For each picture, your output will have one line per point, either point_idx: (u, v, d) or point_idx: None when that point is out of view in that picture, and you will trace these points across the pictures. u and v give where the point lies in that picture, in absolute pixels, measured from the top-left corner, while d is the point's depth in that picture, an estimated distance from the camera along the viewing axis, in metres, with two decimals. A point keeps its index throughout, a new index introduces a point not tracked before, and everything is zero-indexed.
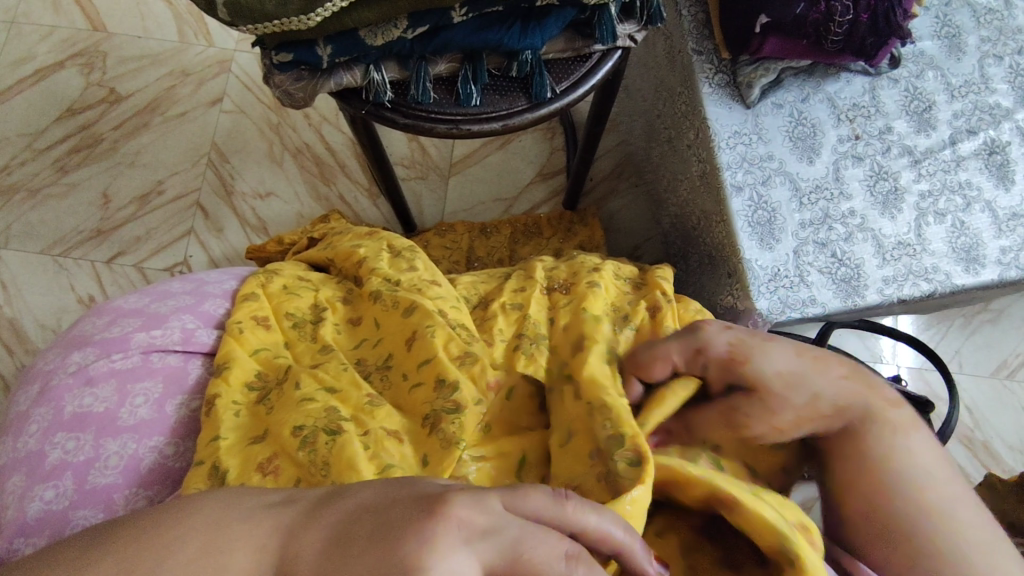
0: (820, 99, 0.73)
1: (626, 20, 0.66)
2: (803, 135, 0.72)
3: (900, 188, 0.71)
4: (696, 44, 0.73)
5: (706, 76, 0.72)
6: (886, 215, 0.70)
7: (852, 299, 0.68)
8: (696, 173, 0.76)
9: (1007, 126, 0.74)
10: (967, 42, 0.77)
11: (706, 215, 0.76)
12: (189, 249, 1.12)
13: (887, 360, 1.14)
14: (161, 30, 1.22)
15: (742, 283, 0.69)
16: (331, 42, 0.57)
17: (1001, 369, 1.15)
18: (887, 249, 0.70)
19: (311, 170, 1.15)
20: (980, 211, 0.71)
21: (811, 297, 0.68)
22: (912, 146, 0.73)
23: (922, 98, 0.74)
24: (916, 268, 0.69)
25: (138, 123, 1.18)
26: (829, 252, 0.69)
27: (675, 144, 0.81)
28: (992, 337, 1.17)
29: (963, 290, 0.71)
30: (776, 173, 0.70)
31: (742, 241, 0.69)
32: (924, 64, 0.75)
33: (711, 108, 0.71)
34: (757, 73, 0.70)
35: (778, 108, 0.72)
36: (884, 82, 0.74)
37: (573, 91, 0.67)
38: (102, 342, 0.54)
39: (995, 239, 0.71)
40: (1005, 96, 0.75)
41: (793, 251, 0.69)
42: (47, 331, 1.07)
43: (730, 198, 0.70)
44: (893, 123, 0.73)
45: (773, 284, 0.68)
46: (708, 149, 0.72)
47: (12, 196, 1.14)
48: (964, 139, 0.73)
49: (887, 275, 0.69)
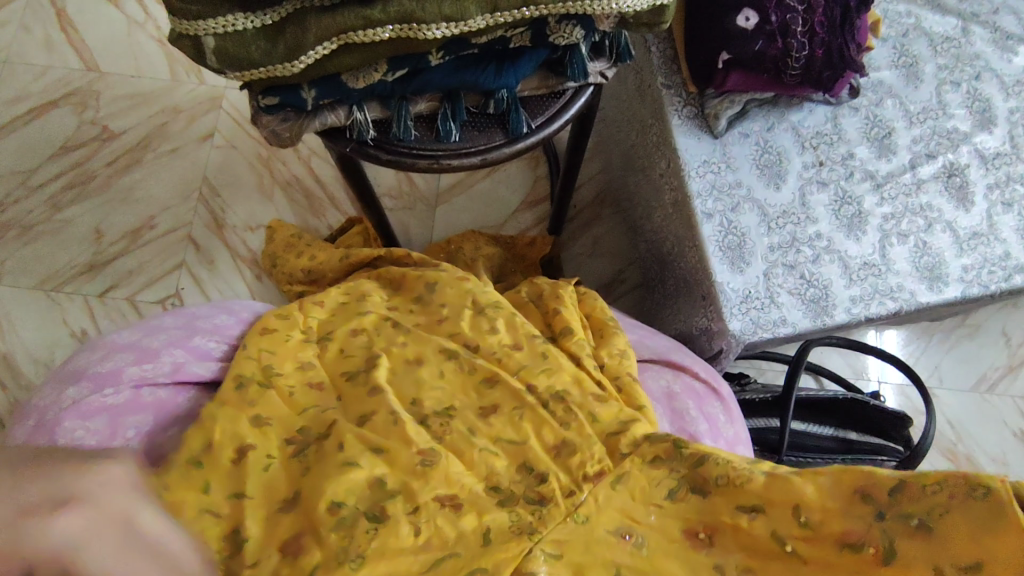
0: (784, 127, 0.76)
1: (596, 59, 0.69)
2: (770, 162, 0.74)
3: (863, 212, 0.74)
4: (665, 79, 0.76)
5: (675, 109, 0.75)
6: (851, 237, 0.73)
7: (774, 181, 0.74)
8: (668, 200, 0.79)
9: (965, 149, 0.78)
10: (924, 70, 0.81)
11: (678, 240, 0.79)
12: (180, 282, 1.14)
13: (871, 378, 1.17)
14: (153, 69, 1.25)
15: (681, 181, 0.74)
16: (315, 86, 0.60)
17: (980, 383, 1.19)
18: (805, 138, 0.76)
19: (300, 204, 1.18)
20: (941, 232, 0.75)
21: (737, 179, 0.73)
22: (873, 171, 0.76)
23: (882, 125, 0.78)
24: (833, 155, 0.76)
25: (131, 160, 1.21)
26: (753, 141, 0.75)
27: (648, 173, 0.84)
28: (971, 351, 1.20)
29: (927, 307, 0.73)
30: (744, 200, 0.73)
31: (689, 173, 0.74)
32: (882, 93, 0.79)
33: (681, 139, 0.74)
34: (723, 105, 0.73)
35: (744, 137, 0.75)
36: (845, 110, 0.78)
37: (547, 126, 0.70)
38: (96, 376, 0.56)
39: (957, 259, 0.74)
40: (963, 121, 0.79)
41: (725, 144, 0.75)
42: (41, 364, 1.08)
43: (701, 225, 0.72)
44: (855, 149, 0.77)
45: (703, 170, 0.74)
46: (679, 178, 0.75)
47: (6, 233, 1.16)
48: (923, 163, 0.77)
49: (807, 161, 0.75)
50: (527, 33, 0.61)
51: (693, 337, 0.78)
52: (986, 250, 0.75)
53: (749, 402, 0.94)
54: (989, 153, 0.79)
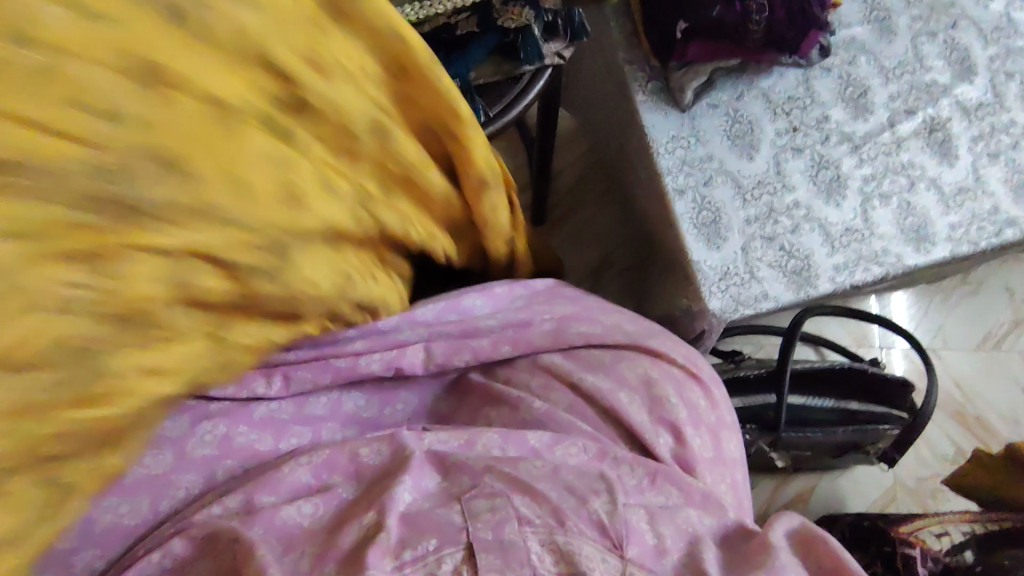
0: (754, 95, 0.73)
1: (551, 39, 0.66)
2: (741, 133, 0.72)
3: (842, 175, 0.72)
4: (627, 54, 0.73)
5: (639, 84, 0.72)
6: (831, 204, 0.71)
7: (746, 152, 0.71)
8: (643, 179, 0.76)
9: (946, 102, 0.75)
10: (898, 23, 0.77)
11: (655, 220, 0.76)
12: None
13: (875, 344, 1.16)
14: None
15: (649, 159, 0.72)
16: None
17: (986, 340, 1.16)
18: (777, 104, 0.73)
19: None
20: (925, 190, 0.72)
21: (707, 152, 0.71)
22: (850, 132, 0.73)
23: (857, 83, 0.75)
24: (806, 120, 0.73)
25: None
26: (722, 112, 0.72)
27: (622, 152, 0.81)
28: (975, 309, 1.17)
29: (915, 269, 0.71)
30: (717, 174, 0.70)
31: (658, 150, 0.71)
32: (855, 51, 0.76)
33: (646, 115, 0.72)
34: (688, 77, 0.70)
35: (713, 108, 0.72)
36: (817, 71, 0.75)
37: (507, 112, 0.68)
38: None
39: (943, 216, 0.71)
40: (941, 72, 0.76)
41: (692, 116, 0.72)
42: None
43: (673, 202, 0.70)
44: (830, 111, 0.74)
45: (671, 145, 0.71)
46: (648, 156, 0.72)
47: None
48: (902, 120, 0.74)
49: (779, 127, 0.72)
50: (472, 18, 0.60)
51: (676, 320, 0.76)
52: (974, 206, 0.72)
53: (743, 379, 0.93)
54: (971, 104, 0.75)
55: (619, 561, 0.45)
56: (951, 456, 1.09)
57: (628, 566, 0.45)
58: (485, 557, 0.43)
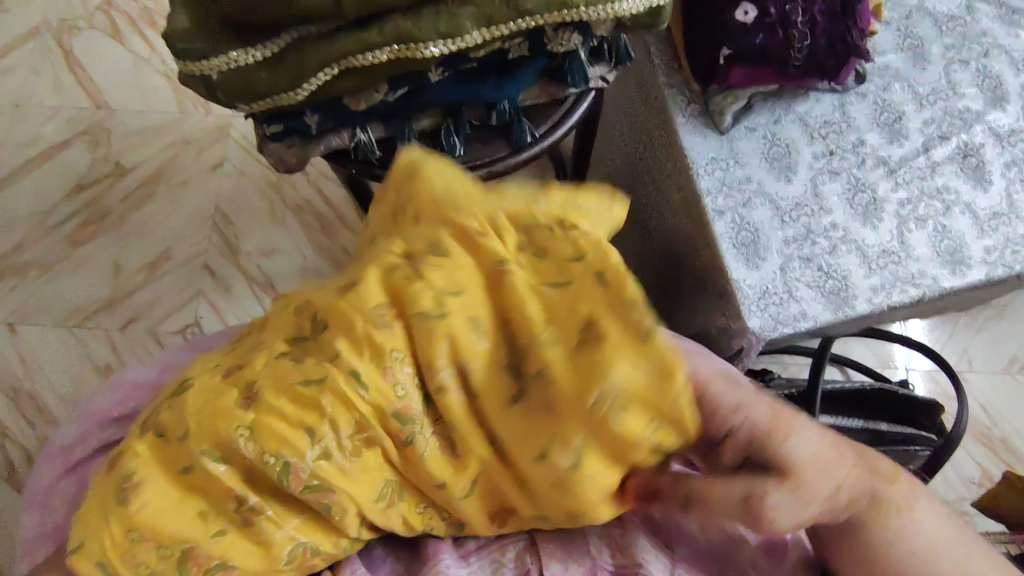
0: (791, 119, 0.75)
1: (596, 63, 0.68)
2: (779, 155, 0.74)
3: (878, 199, 0.73)
4: (667, 79, 0.76)
5: (679, 108, 0.75)
6: (867, 226, 0.72)
7: (784, 175, 0.73)
8: (677, 199, 0.78)
9: (979, 129, 0.77)
10: (932, 52, 0.79)
11: (690, 240, 0.78)
12: (200, 310, 1.11)
13: (898, 366, 1.17)
14: (161, 102, 1.24)
15: (688, 179, 0.74)
16: (317, 111, 0.61)
17: (1012, 364, 1.16)
18: (814, 128, 0.75)
19: (312, 226, 1.16)
20: (960, 214, 0.73)
21: (746, 174, 0.73)
22: (886, 156, 0.75)
23: (891, 109, 0.77)
24: (843, 144, 0.75)
25: (145, 193, 1.19)
26: (760, 136, 0.74)
27: (655, 175, 0.83)
28: (999, 332, 1.18)
29: (951, 292, 0.72)
30: (755, 195, 0.72)
31: (698, 173, 0.73)
32: (889, 78, 0.78)
33: (687, 137, 0.74)
34: (727, 100, 0.73)
35: (752, 132, 0.74)
36: (852, 98, 0.77)
37: (551, 134, 0.70)
38: (120, 417, 0.56)
39: (978, 240, 0.73)
40: (974, 100, 0.78)
41: (730, 139, 0.74)
42: (67, 401, 1.06)
43: (712, 223, 0.71)
44: (865, 136, 0.75)
45: (711, 167, 0.73)
46: (687, 177, 0.74)
47: (26, 273, 1.14)
48: (936, 146, 0.76)
49: (816, 151, 0.74)
50: (525, 43, 0.61)
51: (713, 338, 0.77)
52: (1008, 230, 0.73)
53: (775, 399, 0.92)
54: (1004, 130, 0.77)
55: (669, 561, 0.46)
56: (978, 479, 1.09)
57: (677, 567, 0.46)
58: (547, 546, 0.45)
